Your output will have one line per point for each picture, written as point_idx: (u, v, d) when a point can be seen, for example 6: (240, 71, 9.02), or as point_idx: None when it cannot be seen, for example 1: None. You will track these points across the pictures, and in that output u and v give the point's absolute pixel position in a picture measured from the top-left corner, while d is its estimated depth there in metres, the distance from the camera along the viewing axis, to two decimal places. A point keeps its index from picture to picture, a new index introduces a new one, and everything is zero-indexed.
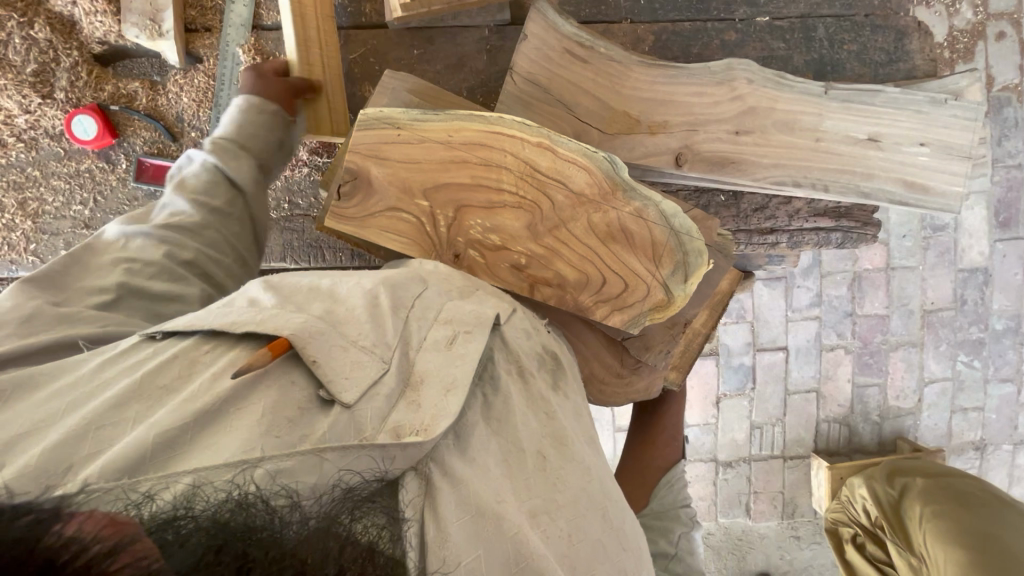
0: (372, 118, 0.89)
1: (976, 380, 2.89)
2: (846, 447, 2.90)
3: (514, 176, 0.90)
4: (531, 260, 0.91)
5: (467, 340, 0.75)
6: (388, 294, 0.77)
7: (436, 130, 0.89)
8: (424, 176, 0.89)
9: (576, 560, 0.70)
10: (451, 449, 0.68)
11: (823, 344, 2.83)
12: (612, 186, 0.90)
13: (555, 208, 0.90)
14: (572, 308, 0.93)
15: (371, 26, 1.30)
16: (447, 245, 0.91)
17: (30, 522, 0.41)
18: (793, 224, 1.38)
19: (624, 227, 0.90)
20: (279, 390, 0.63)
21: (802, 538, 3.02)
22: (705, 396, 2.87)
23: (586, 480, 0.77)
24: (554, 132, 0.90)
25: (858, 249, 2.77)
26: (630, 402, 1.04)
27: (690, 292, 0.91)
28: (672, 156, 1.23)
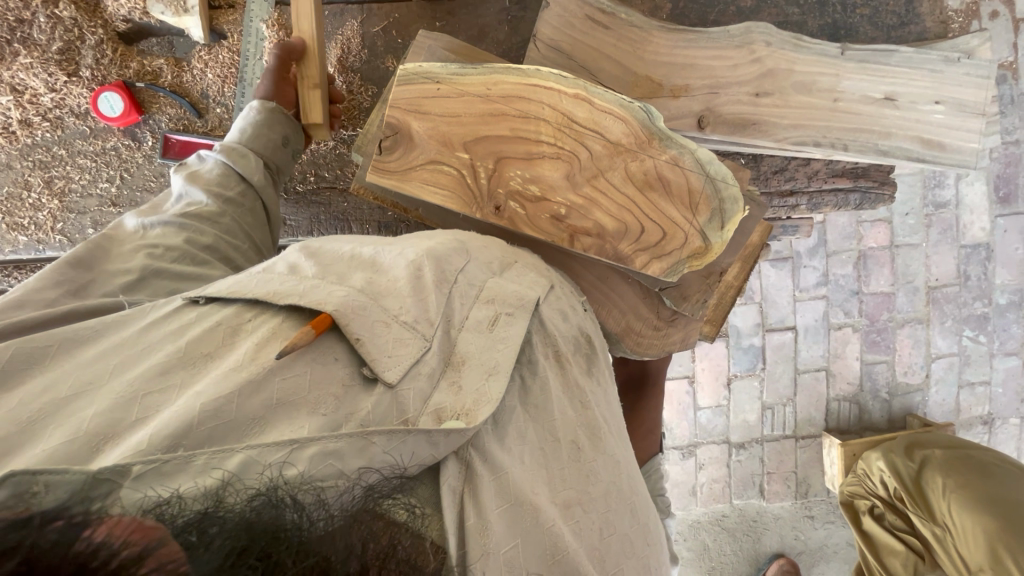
0: (411, 73, 0.92)
1: (982, 355, 2.93)
2: (856, 426, 2.93)
3: (552, 128, 0.92)
4: (570, 211, 0.93)
5: (508, 324, 0.71)
6: (432, 267, 0.71)
7: (475, 83, 0.91)
8: (464, 129, 0.91)
9: (606, 554, 0.65)
10: (492, 436, 0.62)
11: (831, 323, 2.86)
12: (649, 136, 0.91)
13: (593, 159, 0.92)
14: (612, 257, 0.95)
15: None
16: (487, 197, 0.93)
17: (61, 527, 0.38)
18: (812, 186, 1.42)
19: (661, 175, 0.92)
20: (317, 369, 0.58)
21: (816, 517, 3.05)
22: (716, 378, 2.89)
23: (618, 476, 0.72)
24: (590, 83, 0.91)
25: (862, 227, 2.81)
26: (666, 352, 1.07)
27: (727, 239, 0.93)
28: (694, 119, 1.26)
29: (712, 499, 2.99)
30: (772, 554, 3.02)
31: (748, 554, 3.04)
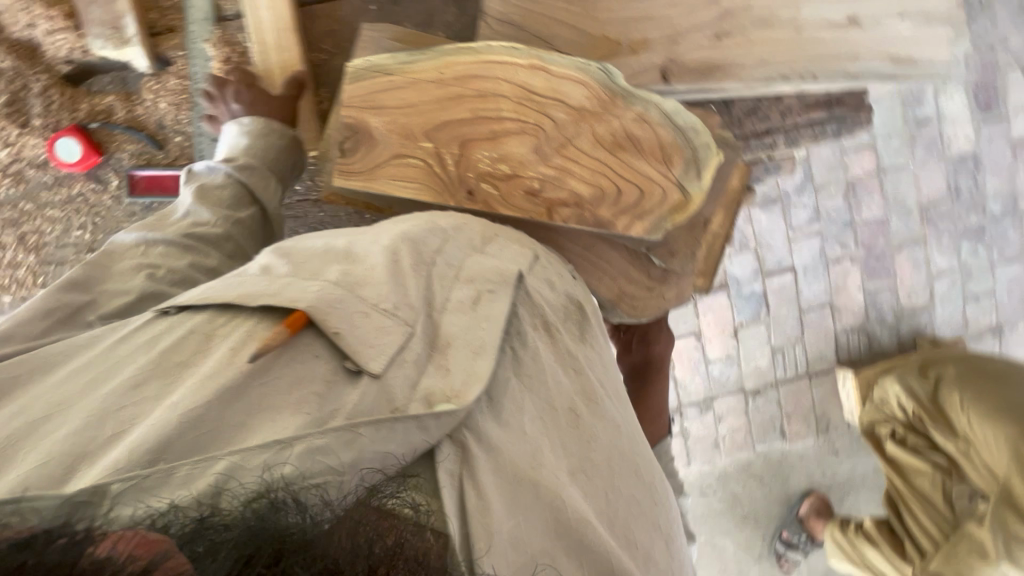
0: (361, 70, 0.90)
1: (982, 266, 2.99)
2: (867, 355, 2.95)
3: (512, 103, 0.90)
4: (545, 185, 0.91)
5: (492, 300, 0.70)
6: (409, 251, 0.70)
7: (427, 70, 0.90)
8: (423, 118, 0.90)
9: (613, 517, 0.67)
10: (486, 414, 0.63)
11: (829, 256, 2.85)
12: (612, 96, 0.91)
13: (559, 128, 0.91)
14: (593, 223, 0.92)
15: None
16: (458, 182, 0.90)
17: (65, 544, 0.38)
18: (788, 122, 1.39)
19: (628, 134, 0.91)
20: (298, 368, 0.57)
21: (840, 451, 3.10)
22: (723, 328, 2.86)
23: (619, 439, 0.73)
24: (542, 51, 0.91)
25: (847, 156, 2.80)
26: (663, 312, 1.06)
27: (705, 186, 0.93)
28: (658, 72, 1.23)
29: (734, 448, 3.00)
30: (802, 492, 3.10)
31: (777, 496, 3.11)
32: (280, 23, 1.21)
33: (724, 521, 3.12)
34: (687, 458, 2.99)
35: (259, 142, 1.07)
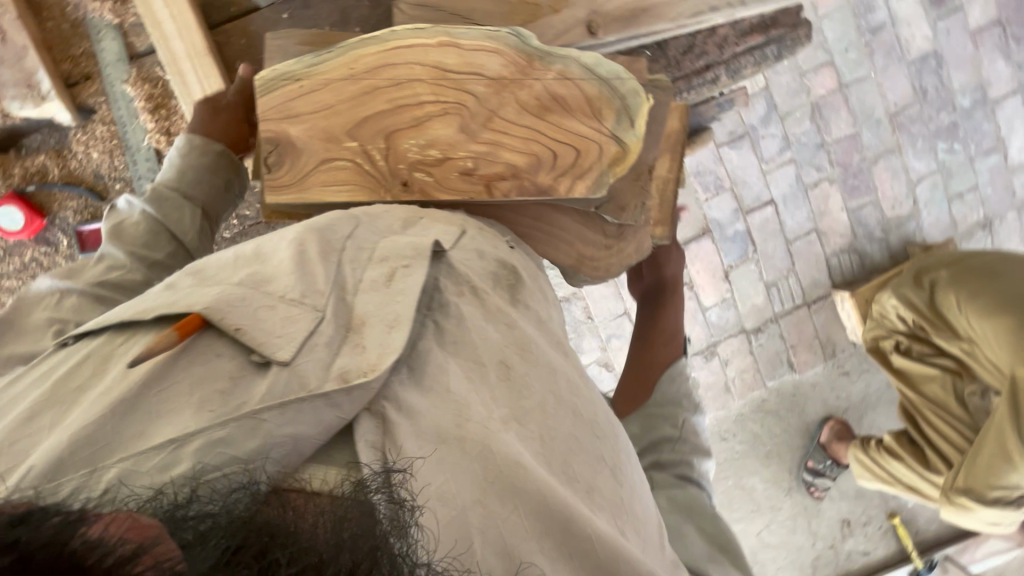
0: (270, 79, 0.88)
1: (962, 163, 2.98)
2: (861, 273, 2.96)
3: (429, 85, 0.88)
4: (479, 163, 0.90)
5: (407, 273, 0.70)
6: (315, 240, 0.69)
7: (337, 69, 0.89)
8: (344, 118, 0.88)
9: (552, 457, 0.68)
10: (405, 381, 0.64)
11: (807, 183, 2.88)
12: (528, 60, 0.90)
13: (482, 102, 0.89)
14: (534, 192, 0.91)
15: (242, 13, 1.23)
16: (392, 176, 0.89)
17: (58, 523, 0.38)
18: (726, 54, 1.36)
19: (553, 95, 0.91)
20: (202, 366, 0.57)
21: (851, 372, 3.13)
22: (714, 273, 2.88)
23: (554, 383, 0.73)
24: (450, 27, 0.90)
25: (807, 79, 2.81)
26: (624, 268, 1.04)
27: (641, 134, 0.92)
28: (584, 27, 1.20)
29: (748, 389, 3.03)
30: (820, 419, 3.14)
31: (796, 427, 3.16)
32: (193, 48, 1.18)
33: (749, 460, 3.16)
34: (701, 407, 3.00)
35: (183, 170, 1.05)
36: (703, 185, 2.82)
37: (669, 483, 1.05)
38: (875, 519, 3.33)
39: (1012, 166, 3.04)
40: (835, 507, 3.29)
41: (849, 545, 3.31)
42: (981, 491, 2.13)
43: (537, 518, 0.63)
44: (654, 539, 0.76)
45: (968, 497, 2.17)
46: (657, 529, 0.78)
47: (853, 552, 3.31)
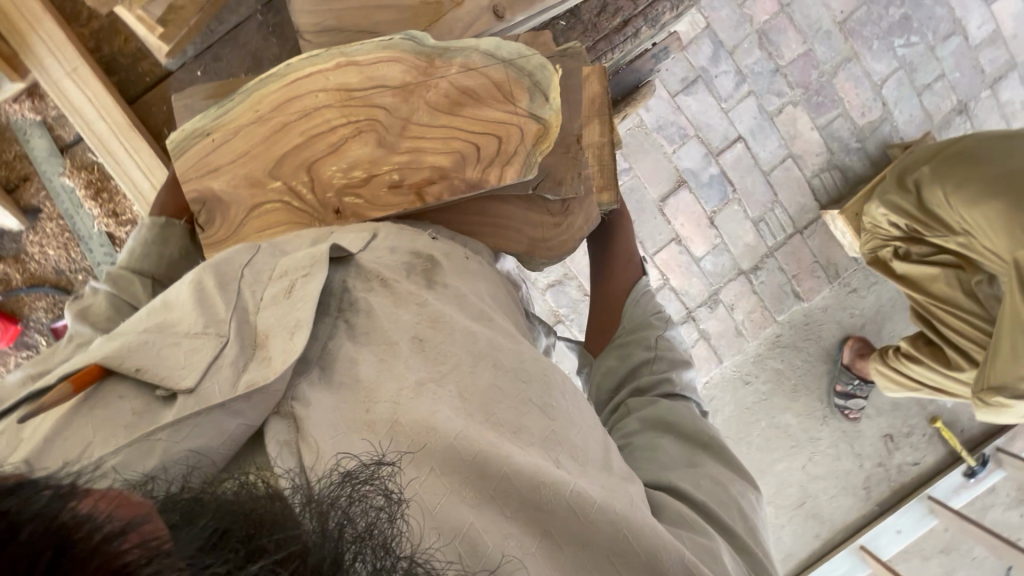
0: (182, 142, 1.00)
1: (923, 54, 2.91)
2: (846, 188, 2.93)
3: (337, 109, 0.97)
4: (403, 172, 0.96)
5: (306, 283, 0.80)
6: (212, 276, 0.80)
7: (244, 113, 0.98)
8: (261, 160, 0.98)
9: (473, 407, 0.76)
10: (317, 380, 0.75)
11: (770, 111, 2.84)
12: (428, 60, 0.97)
13: (392, 113, 0.96)
14: (466, 188, 0.96)
15: (158, 81, 1.22)
16: (324, 206, 0.98)
17: (52, 494, 0.42)
18: (641, 5, 1.34)
19: (458, 89, 0.97)
20: (104, 409, 0.66)
21: (860, 288, 3.08)
22: (699, 223, 2.87)
23: (472, 347, 0.81)
24: (344, 47, 0.97)
25: (747, 8, 2.76)
26: (578, 239, 1.08)
27: (557, 107, 0.97)
28: (491, 13, 1.19)
29: (760, 328, 3.02)
30: (838, 341, 3.11)
31: (819, 355, 3.13)
32: (117, 124, 1.19)
33: (779, 398, 3.14)
34: (718, 356, 3.02)
35: (131, 248, 1.07)
36: (668, 137, 2.79)
37: (644, 403, 1.13)
38: (919, 428, 3.29)
39: (976, 44, 2.96)
40: (875, 425, 3.27)
41: (896, 458, 3.29)
42: (1015, 386, 2.04)
43: (453, 465, 0.69)
44: (598, 463, 0.80)
45: (1002, 395, 2.08)
46: (603, 452, 0.82)
47: (902, 464, 3.29)
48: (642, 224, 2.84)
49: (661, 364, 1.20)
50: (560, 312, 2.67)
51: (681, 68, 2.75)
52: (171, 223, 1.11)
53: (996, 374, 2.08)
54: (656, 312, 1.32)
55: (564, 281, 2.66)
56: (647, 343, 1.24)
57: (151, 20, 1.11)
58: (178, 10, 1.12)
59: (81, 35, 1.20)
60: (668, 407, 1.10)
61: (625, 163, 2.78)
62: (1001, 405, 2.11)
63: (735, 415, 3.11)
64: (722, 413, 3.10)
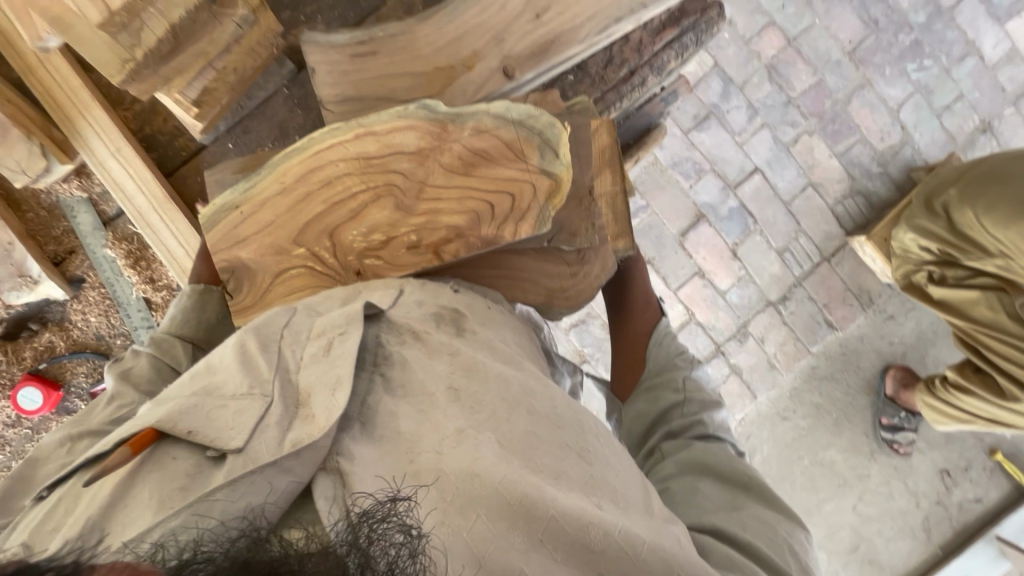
0: (212, 216, 1.07)
1: (939, 76, 2.89)
2: (872, 213, 2.88)
3: (357, 178, 1.04)
4: (420, 233, 1.04)
5: (342, 340, 0.81)
6: (254, 339, 0.80)
7: (269, 186, 1.05)
8: (286, 231, 1.06)
9: (513, 453, 0.75)
10: (358, 435, 0.74)
11: (785, 142, 2.84)
12: (442, 125, 1.04)
13: (409, 177, 1.04)
14: (482, 245, 1.03)
15: (191, 156, 1.30)
16: (346, 269, 1.06)
17: None
18: (646, 55, 1.38)
19: (470, 151, 1.03)
20: (162, 470, 0.68)
21: (898, 314, 2.97)
22: (722, 256, 2.84)
23: (506, 392, 0.81)
24: (363, 117, 1.03)
25: (755, 44, 2.79)
26: (596, 289, 1.13)
27: (567, 162, 1.03)
28: (500, 74, 1.24)
29: (794, 360, 2.93)
30: (880, 370, 2.98)
31: (860, 386, 3.00)
32: (156, 198, 1.26)
33: (821, 433, 3.00)
34: (751, 392, 2.93)
35: (171, 315, 1.10)
36: (683, 173, 2.81)
37: (679, 446, 1.10)
38: (978, 461, 3.08)
39: (993, 64, 2.92)
40: (929, 459, 3.07)
41: (955, 494, 3.08)
42: None
43: (499, 514, 0.69)
44: (638, 506, 0.79)
45: None
46: (642, 494, 0.81)
47: (963, 502, 3.08)
48: (663, 259, 2.83)
49: (691, 407, 1.16)
50: (585, 351, 2.65)
51: (692, 105, 2.79)
52: (207, 291, 1.13)
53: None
54: (680, 353, 1.31)
55: (587, 321, 2.64)
56: (676, 385, 1.20)
57: (187, 103, 1.14)
58: (211, 93, 1.15)
59: (125, 117, 1.28)
60: (703, 450, 1.07)
61: (641, 199, 2.80)
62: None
63: (775, 452, 2.97)
64: (761, 451, 2.97)
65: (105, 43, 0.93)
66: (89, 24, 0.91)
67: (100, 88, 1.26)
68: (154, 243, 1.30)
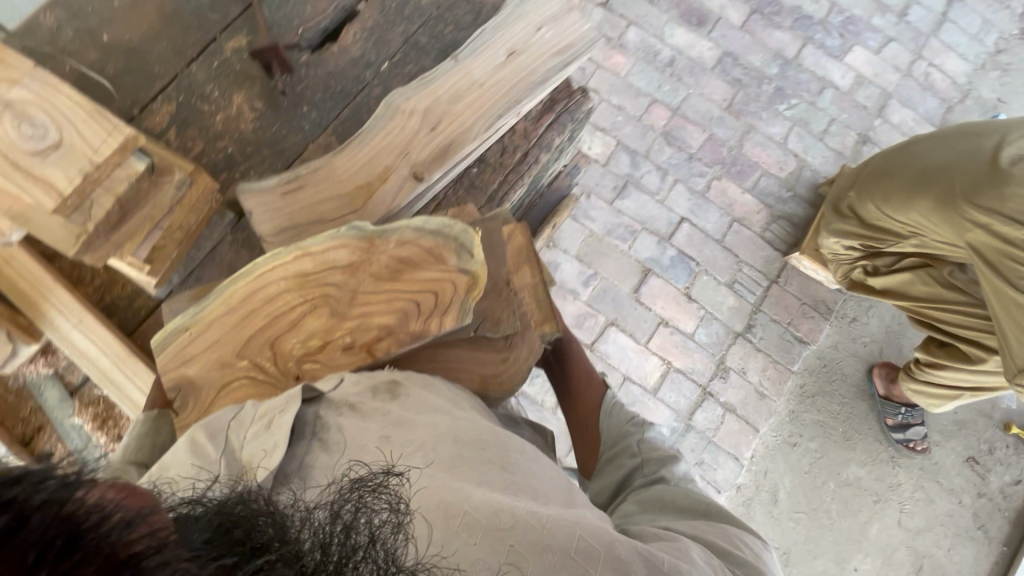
0: (165, 339, 1.18)
1: (808, 109, 3.34)
2: (796, 232, 3.14)
3: (296, 292, 1.17)
4: (354, 335, 1.15)
5: (280, 418, 0.93)
6: (204, 433, 0.95)
7: (216, 308, 1.18)
8: (232, 345, 1.17)
9: (443, 467, 0.90)
10: (297, 487, 0.84)
11: (700, 190, 3.15)
12: (369, 241, 1.18)
13: (342, 287, 1.17)
14: (410, 340, 1.14)
15: (148, 314, 1.41)
16: (285, 374, 1.16)
17: (55, 489, 0.51)
18: (533, 138, 1.64)
19: (395, 260, 1.17)
20: None
21: (859, 315, 3.09)
22: (678, 301, 2.98)
23: (435, 429, 0.95)
24: (300, 241, 1.18)
25: (647, 118, 3.21)
26: (523, 369, 1.27)
27: (481, 260, 1.15)
28: (412, 178, 1.45)
29: (782, 384, 2.96)
30: (863, 373, 3.03)
31: (852, 393, 3.01)
32: (119, 355, 1.35)
33: (835, 450, 2.93)
34: (753, 426, 2.89)
35: (125, 444, 1.15)
36: (620, 237, 3.04)
37: (640, 489, 1.28)
38: (999, 440, 3.01)
39: (848, 90, 3.40)
40: (951, 451, 2.99)
41: (992, 480, 2.97)
42: None
43: (437, 513, 0.83)
44: (558, 493, 0.96)
45: None
46: (563, 488, 0.99)
47: (1003, 486, 2.97)
48: (626, 317, 2.94)
49: (650, 467, 1.33)
50: None
51: (609, 179, 3.10)
52: (159, 414, 1.20)
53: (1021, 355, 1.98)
54: (631, 420, 1.49)
55: None
56: (631, 451, 1.39)
57: (139, 262, 1.22)
58: (160, 249, 1.24)
59: (88, 292, 1.40)
60: (658, 487, 1.25)
61: (588, 269, 2.97)
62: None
63: (798, 483, 2.87)
64: (785, 485, 2.86)
65: (61, 225, 1.12)
66: (45, 212, 1.10)
67: (63, 272, 1.39)
68: (117, 396, 1.37)
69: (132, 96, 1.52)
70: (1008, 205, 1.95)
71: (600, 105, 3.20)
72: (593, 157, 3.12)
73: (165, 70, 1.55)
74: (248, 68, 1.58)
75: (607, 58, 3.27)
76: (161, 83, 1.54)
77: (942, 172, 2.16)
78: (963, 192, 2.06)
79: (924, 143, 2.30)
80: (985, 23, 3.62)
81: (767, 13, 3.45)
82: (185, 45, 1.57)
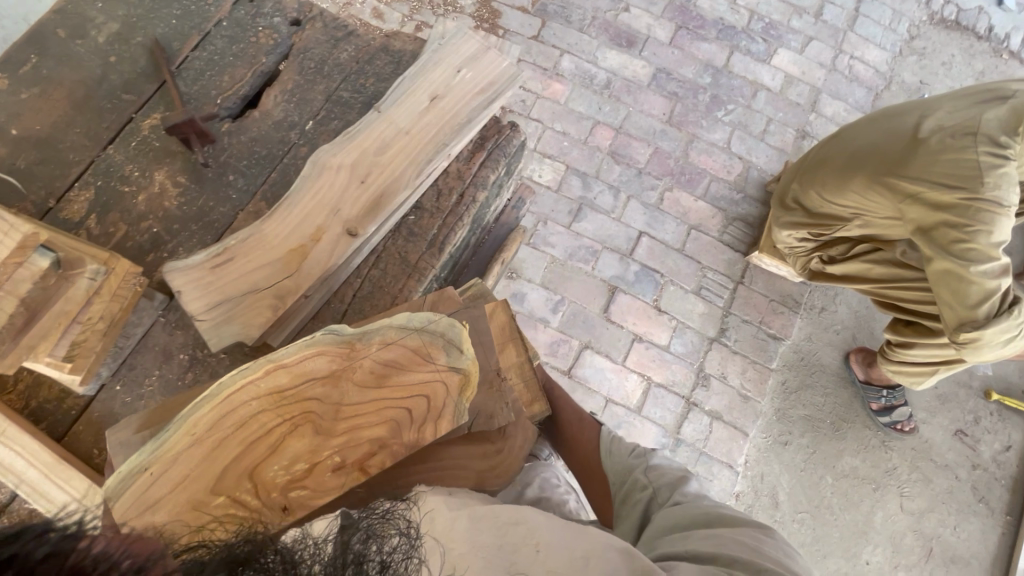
0: (117, 483, 0.90)
1: (745, 112, 3.43)
2: (752, 233, 3.19)
3: (272, 412, 0.96)
4: (345, 453, 0.97)
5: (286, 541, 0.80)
6: None
7: (177, 442, 0.93)
8: (201, 483, 0.92)
9: (449, 502, 0.86)
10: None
11: (653, 203, 3.18)
12: (349, 345, 1.00)
13: (326, 401, 0.97)
14: (407, 452, 0.99)
15: (81, 412, 1.33)
16: (269, 507, 0.92)
17: (63, 538, 0.53)
18: (469, 176, 1.64)
19: (382, 363, 1.00)
20: None
21: (826, 304, 3.12)
22: (648, 315, 2.97)
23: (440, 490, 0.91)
24: (270, 352, 0.98)
25: (591, 141, 3.26)
26: (515, 464, 1.16)
27: (472, 354, 1.02)
28: (346, 233, 1.41)
29: (764, 383, 2.94)
30: (841, 361, 3.04)
31: (834, 383, 3.01)
32: (47, 464, 1.22)
33: (827, 443, 2.90)
34: (741, 430, 2.86)
35: None
36: (582, 259, 3.03)
37: (652, 521, 1.20)
38: (982, 409, 3.02)
39: (779, 90, 3.51)
40: (939, 427, 2.98)
41: (984, 450, 2.97)
42: (972, 316, 2.04)
43: (449, 536, 0.76)
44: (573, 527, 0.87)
45: (966, 329, 2.06)
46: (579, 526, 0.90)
47: (995, 454, 2.97)
48: (600, 339, 2.90)
49: (663, 494, 1.26)
50: None
51: (564, 204, 3.11)
52: None
53: (951, 317, 2.09)
54: (631, 454, 1.44)
55: None
56: (641, 484, 1.32)
57: (58, 361, 1.17)
58: (82, 345, 1.20)
59: (10, 399, 1.33)
60: (663, 514, 1.17)
61: (555, 295, 2.95)
62: (974, 339, 2.06)
63: (797, 481, 2.82)
64: (784, 486, 2.81)
65: None
66: None
67: None
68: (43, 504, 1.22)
69: (48, 187, 1.46)
70: (933, 170, 2.03)
71: (545, 133, 3.25)
72: (544, 184, 3.14)
73: (80, 156, 1.50)
74: (168, 143, 1.54)
75: (545, 88, 3.33)
76: (77, 170, 1.49)
77: (867, 155, 2.27)
78: (890, 166, 2.17)
79: (850, 132, 2.45)
80: (895, 14, 3.82)
81: (691, 27, 3.57)
82: (99, 129, 1.52)
